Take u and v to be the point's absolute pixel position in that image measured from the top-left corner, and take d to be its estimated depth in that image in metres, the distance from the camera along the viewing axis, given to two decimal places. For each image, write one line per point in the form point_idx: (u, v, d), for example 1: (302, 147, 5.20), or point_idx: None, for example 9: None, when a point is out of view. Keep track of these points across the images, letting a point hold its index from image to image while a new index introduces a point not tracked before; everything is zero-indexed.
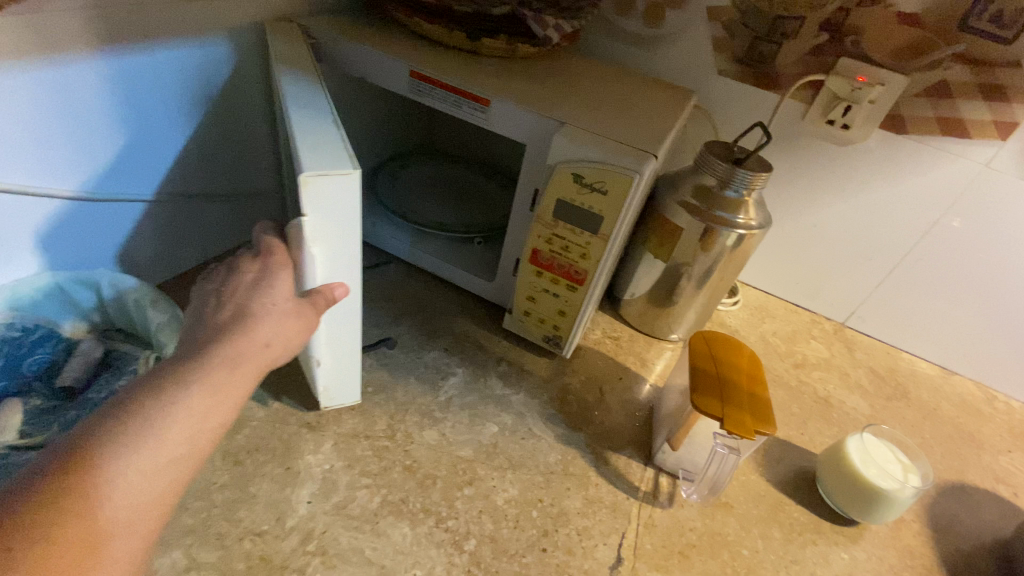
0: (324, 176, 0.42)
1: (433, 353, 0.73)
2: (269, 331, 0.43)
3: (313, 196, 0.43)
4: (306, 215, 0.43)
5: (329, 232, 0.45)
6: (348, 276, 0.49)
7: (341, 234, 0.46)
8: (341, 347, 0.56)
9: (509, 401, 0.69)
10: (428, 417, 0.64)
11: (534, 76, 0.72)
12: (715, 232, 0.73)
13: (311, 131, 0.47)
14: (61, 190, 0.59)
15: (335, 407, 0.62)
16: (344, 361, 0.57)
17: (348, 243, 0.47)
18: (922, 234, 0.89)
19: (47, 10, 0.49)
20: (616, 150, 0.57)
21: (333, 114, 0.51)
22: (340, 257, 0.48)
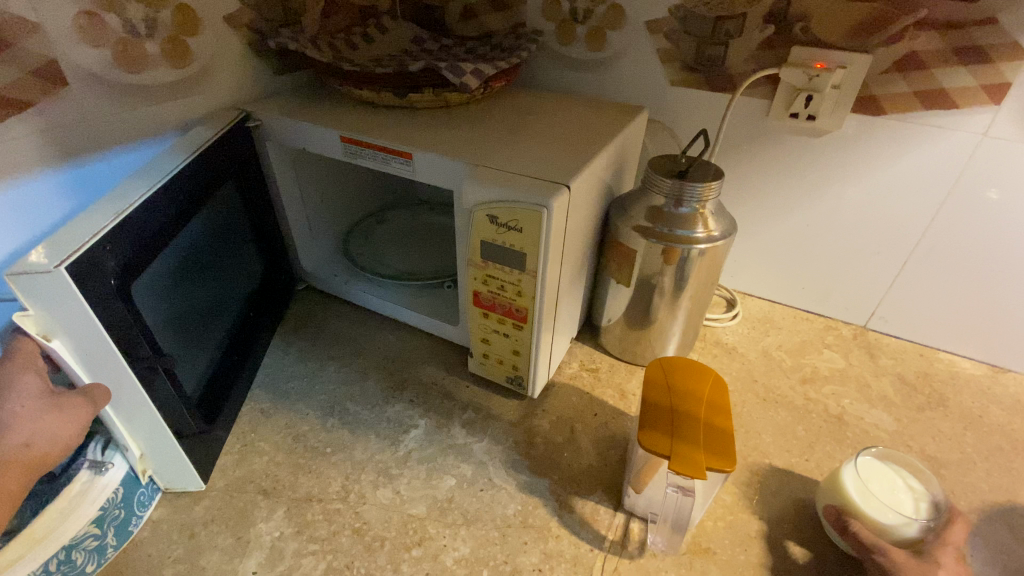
0: (30, 272, 0.40)
1: (398, 406, 0.73)
2: (28, 431, 0.40)
3: (23, 294, 0.41)
4: (29, 308, 0.42)
5: (65, 325, 0.43)
6: (115, 368, 0.47)
7: (81, 327, 0.44)
8: (154, 436, 0.53)
9: (470, 450, 0.67)
10: (383, 474, 0.64)
11: (462, 120, 0.73)
12: (673, 250, 0.69)
13: (71, 225, 0.45)
14: None
15: (180, 488, 0.60)
16: (165, 449, 0.55)
17: (98, 338, 0.45)
18: (932, 218, 0.79)
19: (4, 139, 0.55)
20: (524, 186, 0.55)
21: (132, 202, 0.49)
22: (92, 351, 0.45)
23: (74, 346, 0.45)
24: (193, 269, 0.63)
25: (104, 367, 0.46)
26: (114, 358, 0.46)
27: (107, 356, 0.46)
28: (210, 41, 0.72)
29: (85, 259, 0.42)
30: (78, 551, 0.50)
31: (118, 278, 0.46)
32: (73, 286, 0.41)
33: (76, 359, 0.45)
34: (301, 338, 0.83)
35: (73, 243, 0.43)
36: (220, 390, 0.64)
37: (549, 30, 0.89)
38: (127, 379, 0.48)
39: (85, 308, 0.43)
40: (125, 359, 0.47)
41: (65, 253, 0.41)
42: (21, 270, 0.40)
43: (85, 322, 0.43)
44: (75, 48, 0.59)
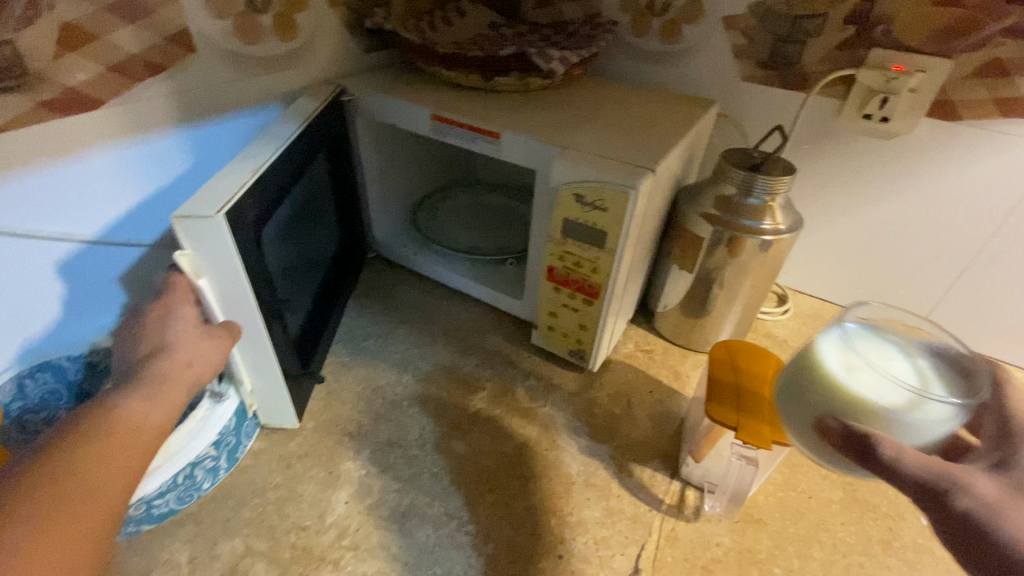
0: (193, 217, 0.46)
1: (465, 369, 0.78)
2: (188, 354, 0.47)
3: (183, 236, 0.47)
4: (187, 249, 0.48)
5: (213, 266, 0.49)
6: (247, 310, 0.52)
7: (226, 269, 0.49)
8: (265, 375, 0.60)
9: (534, 414, 0.72)
10: (456, 428, 0.69)
11: (543, 105, 0.77)
12: (740, 240, 0.72)
13: (218, 179, 0.51)
14: (141, 240, 0.69)
15: (276, 425, 0.66)
16: (272, 388, 0.61)
17: (238, 281, 0.50)
18: (997, 226, 0.80)
19: (142, 99, 0.62)
20: (613, 168, 0.59)
21: (263, 162, 0.55)
22: (230, 293, 0.51)
23: (216, 286, 0.50)
24: (295, 229, 0.69)
25: (236, 308, 0.52)
26: (248, 300, 0.52)
27: (241, 298, 0.51)
28: (315, 17, 0.77)
29: (235, 209, 0.48)
30: (198, 469, 0.57)
31: (254, 230, 0.52)
32: (226, 231, 0.47)
33: (215, 299, 0.51)
34: (373, 302, 0.89)
35: (225, 194, 0.49)
36: (311, 341, 0.70)
37: (625, 21, 0.91)
38: (253, 321, 0.54)
39: (232, 253, 0.48)
40: (255, 302, 0.52)
41: (221, 203, 0.47)
42: (187, 214, 0.46)
43: (230, 266, 0.49)
44: (204, 19, 0.64)
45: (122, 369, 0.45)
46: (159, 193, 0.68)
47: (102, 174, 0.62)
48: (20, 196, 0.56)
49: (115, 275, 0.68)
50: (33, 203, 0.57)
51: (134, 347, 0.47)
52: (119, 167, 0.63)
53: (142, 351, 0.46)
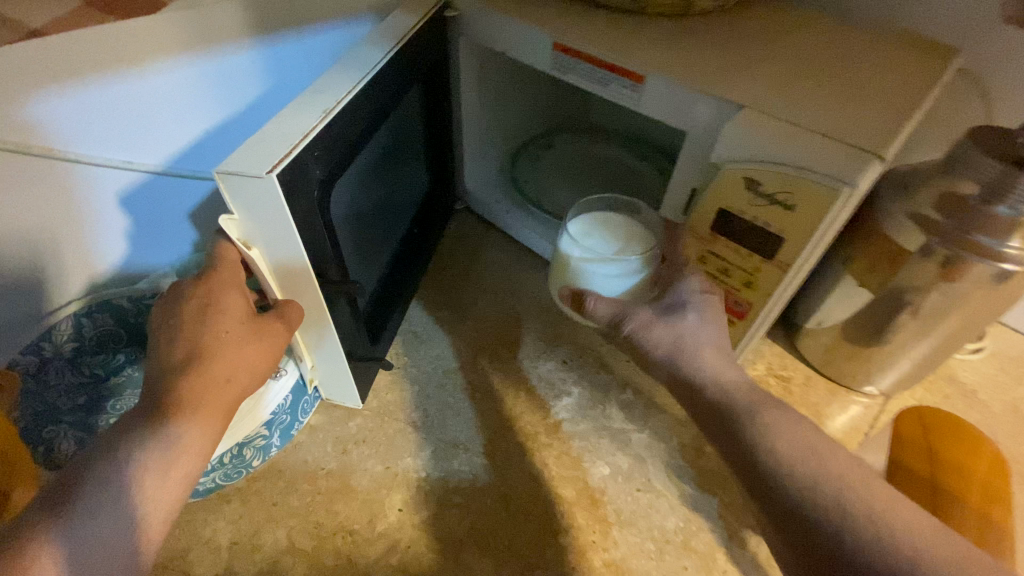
0: (242, 176, 0.35)
1: (549, 364, 0.65)
2: (229, 368, 0.38)
3: (229, 197, 0.37)
4: (236, 213, 0.38)
5: (267, 235, 0.39)
6: (308, 288, 0.43)
7: (283, 242, 0.39)
8: (326, 354, 0.51)
9: (629, 439, 0.59)
10: (533, 440, 0.58)
11: (710, 35, 0.55)
12: (969, 264, 0.50)
13: (278, 121, 0.39)
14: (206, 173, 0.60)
15: (338, 402, 0.59)
16: (335, 367, 0.53)
17: (297, 256, 0.40)
18: None
19: (209, 5, 0.50)
20: (820, 153, 0.40)
21: (338, 99, 0.42)
22: (288, 267, 0.42)
23: (272, 259, 0.41)
24: (374, 179, 0.57)
25: (297, 285, 0.43)
26: (309, 278, 0.42)
27: (301, 275, 0.42)
28: None
29: (292, 170, 0.36)
30: (248, 448, 0.51)
31: (322, 192, 0.41)
32: (281, 197, 0.36)
33: (271, 273, 0.42)
34: (457, 261, 0.77)
35: (283, 145, 0.37)
36: (383, 312, 0.61)
37: None
38: (316, 301, 0.45)
39: (289, 224, 0.38)
40: (317, 281, 0.43)
41: (276, 158, 0.36)
42: (232, 172, 0.35)
43: (287, 239, 0.39)
44: None
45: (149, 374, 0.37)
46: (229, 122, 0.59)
47: (159, 95, 0.53)
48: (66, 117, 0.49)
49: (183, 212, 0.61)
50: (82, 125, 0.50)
51: (169, 344, 0.38)
52: (178, 88, 0.54)
53: (177, 348, 0.38)
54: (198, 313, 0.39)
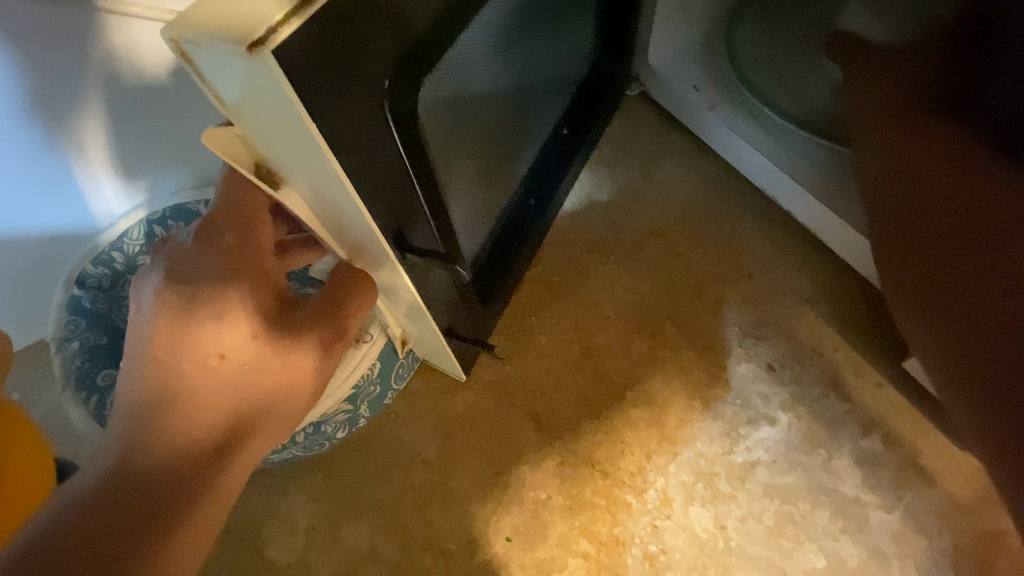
0: (217, 51, 0.16)
1: (745, 368, 0.43)
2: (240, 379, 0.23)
3: (209, 87, 0.18)
4: (237, 123, 0.20)
5: (297, 168, 0.21)
6: (379, 255, 0.26)
7: (324, 183, 0.21)
8: (420, 326, 0.35)
9: (861, 517, 0.38)
10: (705, 485, 0.40)
11: None
12: None
13: None
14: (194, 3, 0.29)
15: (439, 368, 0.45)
16: (431, 341, 0.37)
17: (354, 211, 0.22)
18: None
19: None
20: None
21: None
22: (345, 221, 0.24)
23: (317, 206, 0.23)
24: (529, 31, 0.33)
25: (362, 246, 0.26)
26: (375, 240, 0.24)
27: (364, 236, 0.24)
28: None
29: (315, 40, 0.17)
30: (327, 426, 0.40)
31: (394, 92, 0.20)
32: (295, 100, 0.17)
33: (318, 222, 0.25)
34: (618, 173, 0.51)
35: None
36: (506, 259, 0.41)
37: None
38: (395, 271, 0.27)
39: (328, 155, 0.19)
40: (396, 246, 0.25)
41: (283, 7, 0.16)
42: (197, 36, 0.16)
43: (330, 182, 0.21)
44: None
45: (133, 400, 0.22)
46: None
47: None
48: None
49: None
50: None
51: None
52: None
53: (159, 356, 0.22)
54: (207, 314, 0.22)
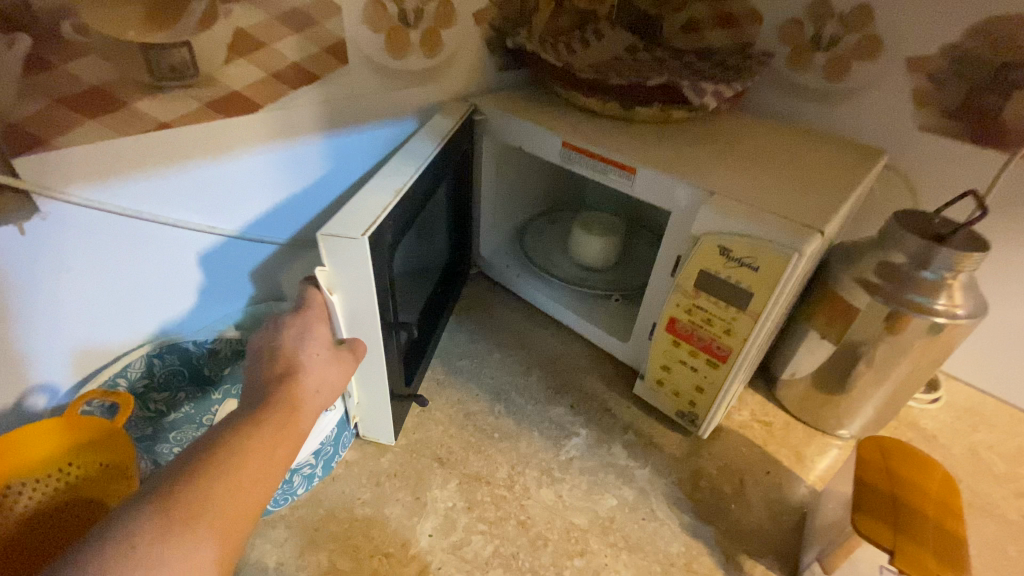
0: (335, 236, 0.46)
1: (558, 409, 0.73)
2: (315, 382, 0.45)
3: (326, 254, 0.47)
4: (325, 266, 0.48)
5: (346, 283, 0.49)
6: (371, 332, 0.53)
7: (358, 287, 0.49)
8: (374, 390, 0.59)
9: (632, 474, 0.66)
10: (547, 475, 0.65)
11: (683, 140, 0.72)
12: (905, 318, 0.61)
13: (359, 200, 0.51)
14: (226, 229, 0.69)
15: (374, 439, 0.66)
16: (377, 402, 0.61)
17: (367, 301, 0.50)
18: None
19: (289, 106, 0.65)
20: (773, 225, 0.52)
21: (403, 185, 0.54)
22: (360, 310, 0.51)
23: (347, 303, 0.50)
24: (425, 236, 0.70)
25: (363, 326, 0.52)
26: (372, 319, 0.51)
27: (369, 317, 0.51)
28: (461, 34, 0.77)
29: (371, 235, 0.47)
30: (297, 475, 0.58)
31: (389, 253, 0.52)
32: (367, 251, 0.47)
33: (344, 315, 0.51)
34: (471, 317, 0.86)
35: (369, 215, 0.49)
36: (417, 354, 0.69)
37: (782, 54, 0.84)
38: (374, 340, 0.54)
39: (368, 272, 0.48)
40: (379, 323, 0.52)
41: (365, 225, 0.47)
42: (334, 235, 0.46)
43: (362, 286, 0.49)
44: (358, 27, 0.66)
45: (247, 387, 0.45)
46: (299, 202, 0.74)
47: (217, 184, 0.65)
48: (198, 203, 0.64)
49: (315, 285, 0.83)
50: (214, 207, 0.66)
51: None
52: (232, 181, 0.66)
53: (276, 364, 0.45)
54: (297, 335, 0.47)
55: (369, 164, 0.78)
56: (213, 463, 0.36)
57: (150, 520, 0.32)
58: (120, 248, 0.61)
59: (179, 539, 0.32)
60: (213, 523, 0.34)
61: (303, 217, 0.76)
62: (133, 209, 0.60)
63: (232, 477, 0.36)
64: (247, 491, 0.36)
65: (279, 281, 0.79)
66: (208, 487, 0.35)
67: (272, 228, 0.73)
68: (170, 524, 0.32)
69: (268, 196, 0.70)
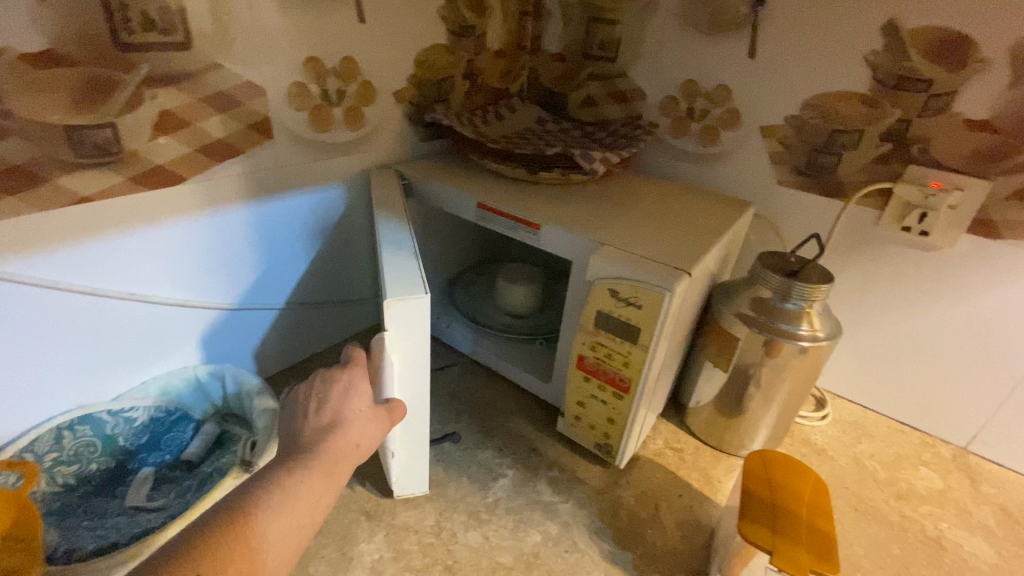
0: (402, 300, 0.54)
1: (487, 452, 0.77)
2: (357, 436, 0.50)
3: (393, 318, 0.55)
4: (387, 329, 0.55)
5: (403, 341, 0.57)
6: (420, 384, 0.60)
7: (414, 343, 0.57)
8: (411, 442, 0.64)
9: (556, 509, 0.69)
10: (474, 517, 0.67)
11: (583, 199, 0.82)
12: (778, 345, 0.71)
13: (395, 270, 0.60)
14: (151, 295, 0.71)
15: (406, 496, 0.69)
16: (416, 455, 0.65)
17: (421, 353, 0.58)
18: None
19: (215, 179, 0.70)
20: (650, 269, 0.61)
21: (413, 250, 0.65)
22: (412, 363, 0.59)
23: (401, 359, 0.58)
24: None
25: (410, 379, 0.60)
26: (423, 369, 0.60)
27: (416, 369, 0.59)
28: (382, 110, 0.86)
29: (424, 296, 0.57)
30: None
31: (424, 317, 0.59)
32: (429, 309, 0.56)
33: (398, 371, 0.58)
34: None
35: (415, 278, 0.59)
36: None
37: (665, 124, 0.98)
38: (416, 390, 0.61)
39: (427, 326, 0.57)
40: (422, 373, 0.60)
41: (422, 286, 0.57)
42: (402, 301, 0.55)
43: (419, 341, 0.57)
44: (283, 106, 0.73)
45: None
46: (225, 267, 0.76)
47: (140, 253, 0.67)
48: (118, 270, 0.66)
49: (249, 351, 0.84)
50: (134, 274, 0.68)
51: None
52: (156, 250, 0.68)
53: (323, 416, 0.50)
54: (343, 391, 0.53)
55: (297, 229, 0.82)
56: (272, 507, 0.42)
57: (218, 551, 0.38)
58: (29, 319, 0.61)
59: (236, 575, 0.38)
60: (264, 564, 0.40)
61: (230, 281, 0.78)
62: (52, 279, 0.61)
63: (279, 527, 0.42)
64: (291, 537, 0.42)
65: (204, 347, 0.79)
66: (265, 527, 0.41)
67: (198, 293, 0.75)
68: (232, 557, 0.38)
69: (194, 262, 0.73)
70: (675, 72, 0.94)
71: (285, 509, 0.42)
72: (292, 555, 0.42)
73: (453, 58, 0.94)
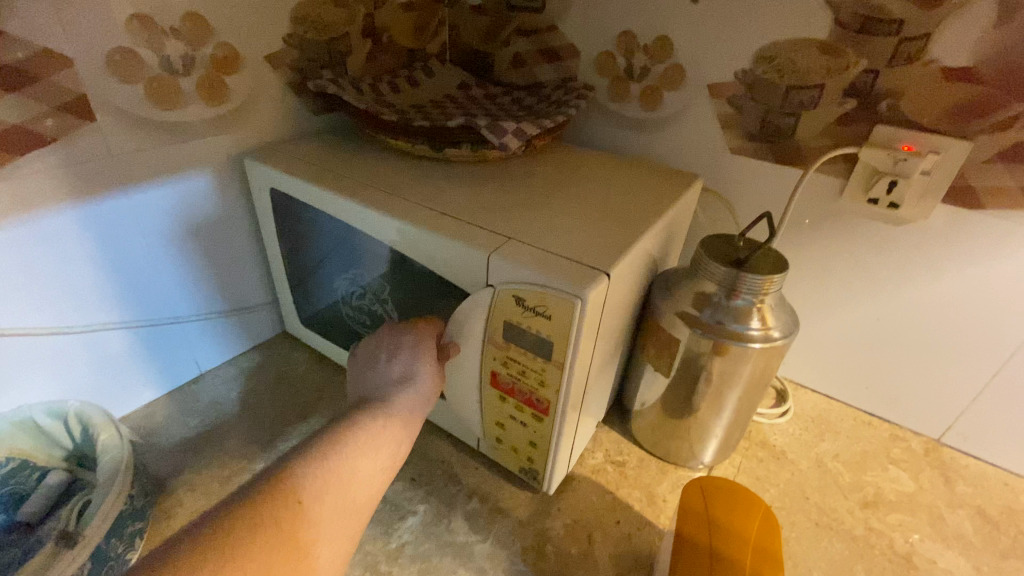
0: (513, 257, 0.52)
1: (395, 484, 0.66)
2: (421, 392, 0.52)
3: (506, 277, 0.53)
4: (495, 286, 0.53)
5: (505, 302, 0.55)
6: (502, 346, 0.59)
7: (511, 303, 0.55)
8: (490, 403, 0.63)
9: (471, 552, 0.59)
10: (371, 571, 0.57)
11: (498, 179, 0.69)
12: (725, 347, 0.60)
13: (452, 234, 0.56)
14: None
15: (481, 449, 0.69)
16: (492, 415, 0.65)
17: None
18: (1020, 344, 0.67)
19: (21, 176, 0.55)
20: (559, 271, 0.49)
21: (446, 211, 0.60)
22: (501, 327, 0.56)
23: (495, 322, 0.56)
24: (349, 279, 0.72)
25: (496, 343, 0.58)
26: None
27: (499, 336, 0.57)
28: (252, 80, 0.70)
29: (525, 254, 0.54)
30: None
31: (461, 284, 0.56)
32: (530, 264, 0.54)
33: (479, 342, 0.56)
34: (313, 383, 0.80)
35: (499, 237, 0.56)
36: None
37: (602, 86, 0.84)
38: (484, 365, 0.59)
39: None
40: None
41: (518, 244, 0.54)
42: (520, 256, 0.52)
43: None
44: (102, 77, 0.57)
45: None
46: (66, 283, 0.62)
47: None
48: None
49: (112, 376, 0.71)
50: None
51: None
52: None
53: (393, 367, 0.52)
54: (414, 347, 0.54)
55: (156, 230, 0.68)
56: (351, 448, 0.43)
57: (315, 480, 0.40)
58: None
59: (333, 505, 0.40)
60: (347, 498, 0.41)
61: (71, 302, 0.63)
62: None
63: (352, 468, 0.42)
64: (372, 477, 0.44)
65: (46, 383, 0.65)
66: (355, 465, 0.43)
67: (30, 318, 0.61)
68: (326, 487, 0.40)
69: (14, 282, 0.58)
70: (610, 22, 0.80)
71: (360, 451, 0.44)
72: (373, 495, 0.44)
73: (344, 13, 0.78)
